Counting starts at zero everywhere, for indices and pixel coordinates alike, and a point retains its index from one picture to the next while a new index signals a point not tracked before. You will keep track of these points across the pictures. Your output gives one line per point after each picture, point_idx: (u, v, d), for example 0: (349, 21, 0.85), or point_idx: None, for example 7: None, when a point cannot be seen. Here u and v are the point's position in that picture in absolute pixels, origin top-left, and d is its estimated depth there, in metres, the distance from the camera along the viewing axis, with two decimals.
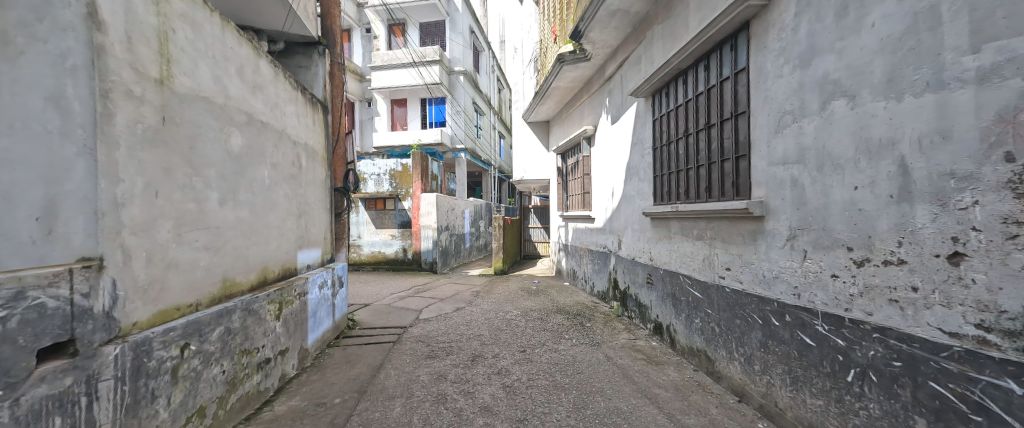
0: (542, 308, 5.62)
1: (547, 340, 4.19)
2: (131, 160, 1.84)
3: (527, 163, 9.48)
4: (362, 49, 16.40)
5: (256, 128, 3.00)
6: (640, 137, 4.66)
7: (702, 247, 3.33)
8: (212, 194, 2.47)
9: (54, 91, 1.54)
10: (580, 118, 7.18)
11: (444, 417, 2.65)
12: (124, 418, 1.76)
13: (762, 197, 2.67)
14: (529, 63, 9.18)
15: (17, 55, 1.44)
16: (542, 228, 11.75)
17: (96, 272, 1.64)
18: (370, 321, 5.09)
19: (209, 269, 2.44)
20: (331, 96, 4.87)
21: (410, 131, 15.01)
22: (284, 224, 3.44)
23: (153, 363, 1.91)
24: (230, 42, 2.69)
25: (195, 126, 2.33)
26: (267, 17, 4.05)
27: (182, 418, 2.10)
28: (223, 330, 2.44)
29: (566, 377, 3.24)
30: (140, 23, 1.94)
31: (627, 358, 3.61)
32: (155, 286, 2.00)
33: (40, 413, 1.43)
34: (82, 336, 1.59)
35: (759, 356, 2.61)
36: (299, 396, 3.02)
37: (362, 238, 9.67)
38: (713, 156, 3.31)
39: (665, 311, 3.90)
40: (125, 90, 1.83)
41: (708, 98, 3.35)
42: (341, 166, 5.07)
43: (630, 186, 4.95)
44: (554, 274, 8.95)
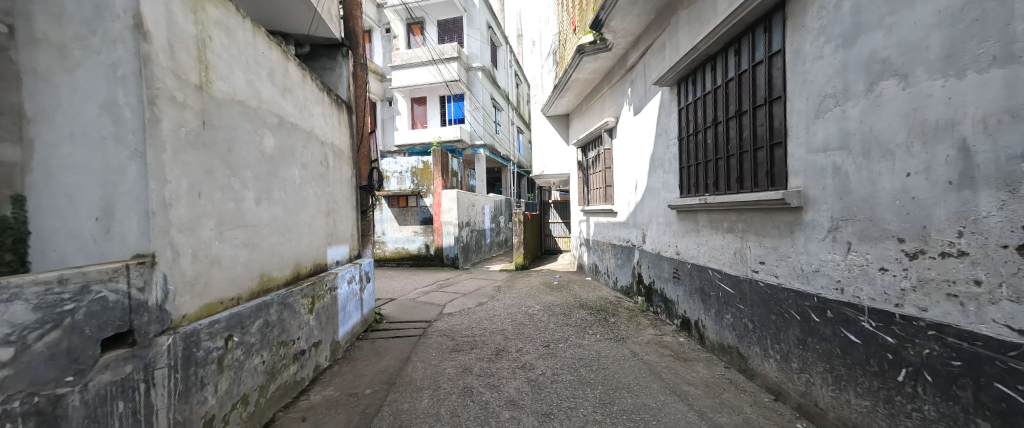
0: (564, 304, 5.58)
1: (571, 335, 4.17)
2: (176, 162, 1.95)
3: (547, 157, 9.42)
4: (382, 49, 16.75)
5: (287, 129, 3.12)
6: (665, 127, 4.52)
7: (733, 240, 3.22)
8: (248, 193, 2.58)
9: (107, 99, 1.74)
10: (601, 110, 7.07)
11: (471, 409, 2.70)
12: (178, 403, 1.89)
13: (800, 187, 2.54)
14: (547, 56, 9.15)
15: (74, 67, 1.71)
16: (562, 223, 11.73)
17: (149, 267, 1.76)
18: (396, 315, 5.21)
19: (249, 264, 2.57)
20: (355, 96, 5.01)
21: (431, 129, 15.40)
22: (315, 221, 3.58)
23: (201, 353, 2.03)
24: (261, 47, 2.80)
25: (232, 129, 2.44)
26: (294, 22, 4.18)
27: (228, 404, 2.23)
28: (262, 322, 2.57)
29: (591, 372, 3.22)
30: (181, 33, 2.04)
31: (654, 354, 3.54)
32: (201, 282, 2.12)
33: (105, 397, 1.54)
34: (140, 327, 1.71)
35: (797, 354, 2.51)
36: (331, 386, 3.14)
37: (386, 235, 9.92)
38: (744, 144, 3.19)
39: (693, 306, 3.81)
40: (169, 97, 1.93)
41: (739, 85, 3.22)
42: (366, 165, 5.22)
43: (654, 177, 4.83)
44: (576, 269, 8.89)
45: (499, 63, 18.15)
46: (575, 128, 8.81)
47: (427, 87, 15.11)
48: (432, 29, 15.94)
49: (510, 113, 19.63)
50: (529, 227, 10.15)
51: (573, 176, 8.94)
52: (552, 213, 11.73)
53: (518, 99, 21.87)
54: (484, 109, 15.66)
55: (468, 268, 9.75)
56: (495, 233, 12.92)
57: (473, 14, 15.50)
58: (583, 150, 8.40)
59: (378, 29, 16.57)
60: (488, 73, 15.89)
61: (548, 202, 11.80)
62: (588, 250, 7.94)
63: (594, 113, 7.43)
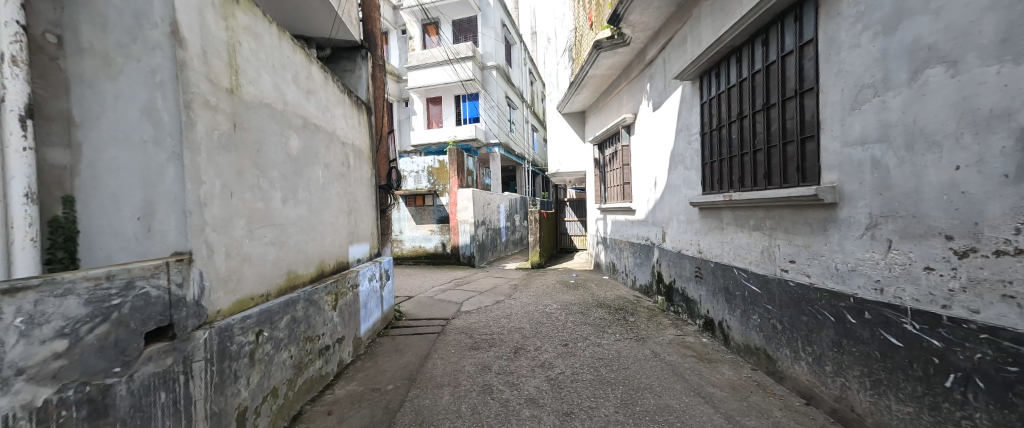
0: (582, 303, 5.53)
1: (589, 334, 4.13)
2: (210, 164, 2.03)
3: (563, 154, 9.35)
4: (399, 50, 17.00)
5: (311, 130, 3.21)
6: (687, 122, 4.41)
7: (760, 238, 3.12)
8: (276, 193, 2.67)
9: (147, 104, 1.85)
10: (618, 106, 6.95)
11: (491, 407, 2.71)
12: (214, 394, 1.97)
13: (834, 182, 2.42)
14: (563, 53, 9.06)
15: (117, 73, 1.85)
16: (578, 221, 11.64)
17: (186, 265, 1.84)
18: (415, 312, 5.29)
19: (277, 262, 2.65)
20: (374, 97, 5.10)
21: (446, 128, 15.52)
22: (337, 220, 3.66)
23: (234, 347, 2.11)
24: (286, 51, 2.88)
25: (260, 131, 2.52)
26: (316, 25, 4.28)
27: (260, 397, 2.31)
28: (290, 318, 2.65)
29: (612, 372, 3.18)
30: (213, 39, 2.12)
31: (676, 355, 3.47)
32: (233, 278, 2.20)
33: (149, 388, 1.63)
34: (179, 321, 1.79)
35: (831, 356, 2.41)
36: (355, 381, 3.22)
37: (403, 233, 10.06)
38: (772, 139, 3.07)
39: (717, 306, 3.71)
40: (203, 101, 2.00)
41: (766, 77, 3.11)
42: (384, 164, 5.32)
43: (675, 174, 4.72)
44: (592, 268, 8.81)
45: (514, 61, 18.10)
46: (591, 125, 8.71)
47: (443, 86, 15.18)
48: (447, 29, 16.04)
49: (525, 112, 19.60)
50: (546, 225, 10.35)
51: (590, 174, 8.85)
52: (568, 212, 11.66)
53: (533, 97, 21.76)
54: (499, 107, 15.68)
55: (484, 266, 9.85)
56: (510, 232, 12.94)
57: (488, 13, 15.52)
58: (599, 147, 8.28)
59: (395, 30, 16.83)
60: (503, 71, 15.88)
61: (564, 200, 11.73)
62: (606, 249, 7.85)
63: (611, 110, 7.33)
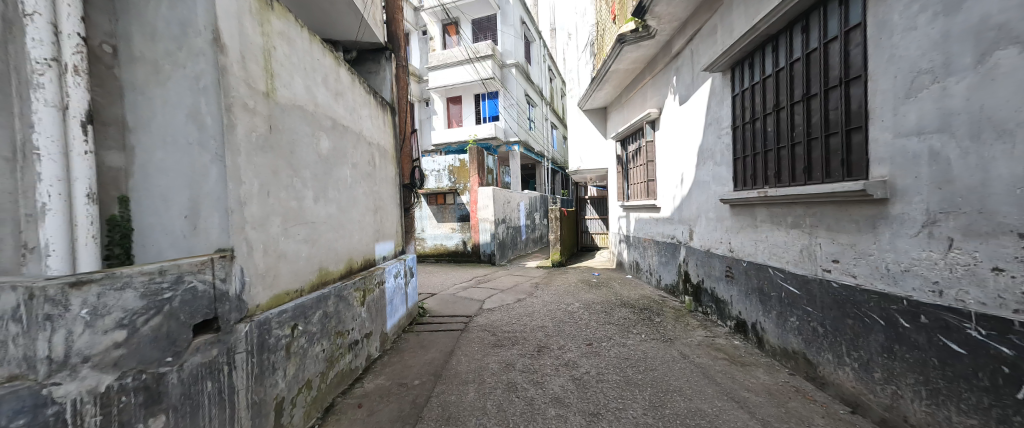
0: (605, 302, 5.45)
1: (614, 334, 4.06)
2: (249, 164, 2.11)
3: (584, 152, 9.22)
4: (420, 51, 17.24)
5: (339, 131, 3.29)
6: (717, 115, 4.24)
7: (799, 236, 2.97)
8: (308, 192, 2.75)
9: (192, 108, 1.94)
10: (642, 101, 6.78)
11: (516, 405, 2.71)
12: (255, 385, 2.06)
13: (884, 176, 2.27)
14: (584, 48, 8.92)
15: (165, 80, 1.96)
16: (599, 219, 11.47)
17: (228, 261, 1.93)
18: (438, 309, 5.36)
19: (310, 259, 2.74)
20: (397, 98, 5.20)
21: (464, 127, 15.65)
22: (364, 218, 3.76)
23: (272, 340, 2.20)
24: (317, 54, 2.97)
25: (294, 133, 2.61)
26: (342, 29, 4.39)
27: (296, 388, 2.41)
28: (322, 313, 2.74)
29: (639, 373, 3.11)
30: (250, 44, 2.20)
31: (706, 357, 3.36)
32: (271, 274, 2.29)
33: (197, 377, 1.72)
34: (222, 315, 1.88)
35: (880, 363, 2.27)
36: (383, 375, 3.30)
37: (425, 232, 10.20)
38: (813, 131, 2.91)
39: (750, 307, 3.57)
40: (242, 105, 2.09)
41: (807, 66, 2.94)
42: (408, 164, 5.42)
43: (704, 170, 4.56)
44: (614, 267, 8.67)
45: (533, 58, 18.01)
46: (613, 121, 8.54)
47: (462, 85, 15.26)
48: (467, 29, 16.12)
49: (545, 109, 19.51)
50: (569, 225, 10.53)
51: (612, 171, 8.70)
52: (589, 210, 11.52)
53: (552, 93, 21.60)
54: (519, 105, 15.65)
55: (504, 264, 9.90)
56: (530, 230, 12.91)
57: (507, 11, 15.51)
58: (622, 143, 8.11)
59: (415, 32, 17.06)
60: (522, 69, 15.84)
61: (585, 198, 11.60)
62: (628, 247, 7.70)
63: (635, 105, 7.17)
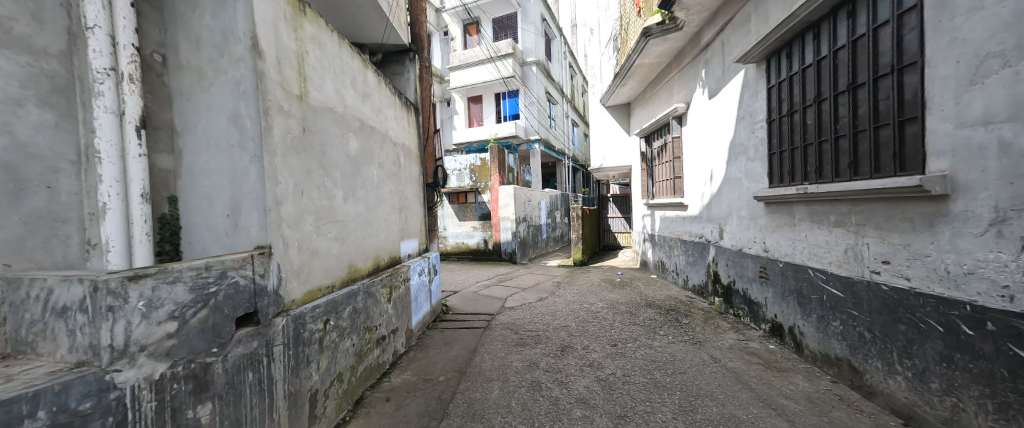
0: (629, 302, 5.35)
1: (640, 335, 3.98)
2: (284, 165, 2.19)
3: (606, 149, 9.08)
4: (441, 52, 17.44)
5: (367, 131, 3.37)
6: (751, 109, 4.06)
7: (843, 236, 2.81)
8: (338, 191, 2.83)
9: (233, 112, 2.04)
10: (669, 96, 6.59)
11: (541, 404, 2.71)
12: (291, 376, 2.15)
13: (945, 170, 2.14)
14: (607, 44, 8.77)
15: (208, 85, 2.07)
16: (621, 218, 11.25)
17: (267, 258, 2.01)
18: (460, 307, 5.42)
19: (340, 256, 2.82)
20: (421, 98, 5.27)
21: (485, 127, 15.72)
22: (390, 217, 3.84)
23: (307, 334, 2.29)
24: (345, 57, 3.05)
25: (325, 134, 2.69)
26: (369, 32, 4.50)
27: (328, 380, 2.49)
28: (352, 308, 2.82)
29: (667, 376, 3.04)
30: (285, 49, 2.29)
31: (740, 361, 3.23)
32: (305, 270, 2.37)
33: (239, 368, 1.81)
34: (262, 309, 1.97)
35: (938, 372, 2.14)
36: (409, 370, 3.36)
37: (447, 230, 10.32)
38: (860, 123, 2.74)
39: (787, 310, 3.41)
40: (278, 107, 2.17)
41: (853, 53, 2.77)
42: (430, 164, 5.49)
43: (735, 167, 4.39)
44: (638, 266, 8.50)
45: (554, 55, 17.88)
46: (637, 117, 8.36)
47: (483, 85, 15.31)
48: (488, 28, 16.17)
49: (566, 106, 19.32)
50: (592, 224, 10.50)
51: (635, 168, 8.52)
52: (612, 208, 11.34)
53: (573, 90, 21.33)
54: (540, 103, 15.58)
55: (526, 263, 9.91)
56: (551, 228, 12.83)
57: (528, 8, 15.47)
58: (646, 140, 7.91)
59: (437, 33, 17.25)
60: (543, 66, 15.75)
61: (607, 196, 11.42)
62: (653, 246, 7.53)
63: (660, 100, 6.98)
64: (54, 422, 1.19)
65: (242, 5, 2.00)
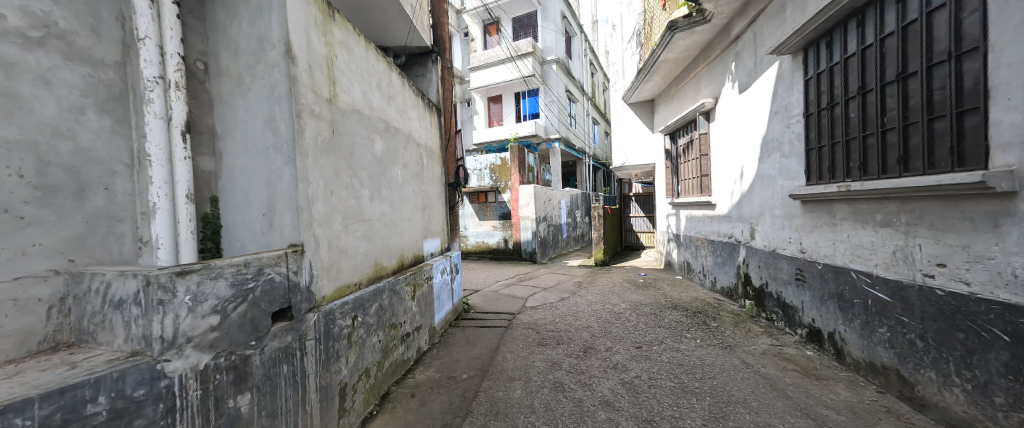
0: (654, 303, 5.24)
1: (666, 338, 3.89)
2: (316, 166, 2.27)
3: (629, 147, 8.93)
4: (462, 53, 17.60)
5: (392, 133, 3.45)
6: (786, 103, 3.89)
7: (890, 236, 2.67)
8: (365, 191, 2.91)
9: (268, 115, 2.13)
10: (695, 92, 6.40)
11: (564, 405, 2.70)
12: (323, 370, 2.24)
13: (1011, 165, 2.02)
14: (630, 39, 8.62)
15: (246, 91, 2.17)
16: (645, 217, 11.02)
17: (299, 255, 2.09)
18: (482, 306, 5.46)
19: (367, 254, 2.90)
20: (443, 99, 5.34)
21: (505, 126, 15.75)
22: (414, 216, 3.91)
23: (337, 330, 2.37)
24: (372, 60, 3.13)
25: (352, 136, 2.77)
26: (393, 35, 4.60)
27: (357, 374, 2.57)
28: (378, 306, 2.89)
29: (696, 381, 2.96)
30: (316, 54, 2.37)
31: (774, 367, 3.11)
32: (334, 267, 2.45)
33: (275, 361, 1.90)
34: (296, 304, 2.05)
35: (1003, 386, 2.03)
36: (433, 367, 3.42)
37: (468, 229, 10.40)
38: (910, 115, 2.59)
39: (826, 315, 3.26)
40: (310, 111, 2.25)
41: (902, 40, 2.61)
42: (452, 163, 5.56)
43: (768, 164, 4.22)
44: (662, 267, 8.32)
45: (575, 53, 17.72)
46: (661, 114, 8.16)
47: (504, 84, 15.33)
48: (508, 27, 16.17)
49: (587, 104, 19.11)
50: (608, 223, 9.72)
51: (659, 166, 8.34)
52: (634, 207, 11.14)
53: (594, 87, 21.07)
54: (560, 101, 15.49)
55: (546, 262, 9.87)
56: (572, 228, 12.73)
57: (548, 7, 15.40)
58: (671, 137, 7.72)
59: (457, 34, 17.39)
60: (564, 65, 15.65)
61: (629, 195, 11.23)
62: (679, 247, 7.34)
63: (686, 96, 6.80)
64: (113, 407, 1.28)
65: (276, 14, 2.09)
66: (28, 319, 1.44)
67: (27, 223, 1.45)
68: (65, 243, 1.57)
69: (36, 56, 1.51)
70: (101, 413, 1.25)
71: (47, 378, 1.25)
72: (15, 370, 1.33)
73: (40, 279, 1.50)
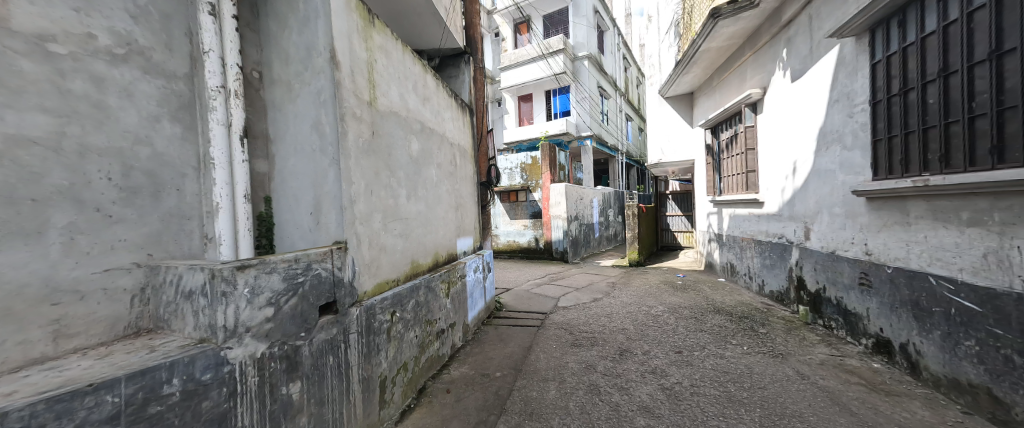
0: (694, 307, 5.03)
1: (709, 343, 3.72)
2: (357, 167, 2.36)
3: (666, 142, 8.62)
4: (493, 53, 17.72)
5: (427, 133, 3.53)
6: (846, 90, 3.61)
7: (981, 237, 2.43)
8: (402, 191, 2.99)
9: (315, 119, 2.25)
10: (739, 83, 6.09)
11: (600, 409, 2.65)
12: (365, 362, 2.33)
13: None
14: (667, 31, 8.32)
15: (294, 97, 2.30)
16: (682, 216, 10.63)
17: (342, 252, 2.18)
18: (514, 304, 5.47)
19: (404, 252, 2.99)
20: (475, 99, 5.40)
21: (537, 124, 15.69)
22: (448, 215, 3.98)
23: (377, 324, 2.45)
24: (408, 64, 3.21)
25: (391, 137, 2.86)
26: (427, 38, 4.70)
27: (396, 367, 2.66)
28: (415, 302, 2.97)
29: (744, 391, 2.82)
30: (358, 59, 2.46)
31: (833, 380, 2.90)
32: (375, 264, 2.54)
33: (322, 352, 2.00)
34: (340, 299, 2.14)
35: None
36: (467, 364, 3.47)
37: (499, 228, 10.48)
38: (1006, 98, 2.34)
39: (896, 323, 3.00)
40: (352, 115, 2.34)
41: (994, 15, 2.37)
42: (484, 162, 5.61)
43: (826, 158, 3.93)
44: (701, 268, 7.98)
45: (607, 47, 17.35)
46: (700, 107, 7.81)
47: (535, 83, 15.28)
48: (539, 24, 16.08)
49: (620, 100, 18.65)
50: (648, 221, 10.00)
51: (699, 163, 7.99)
52: (671, 206, 10.76)
53: (628, 83, 20.52)
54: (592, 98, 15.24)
55: (578, 262, 9.74)
56: (604, 227, 12.49)
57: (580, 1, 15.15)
58: (713, 131, 7.34)
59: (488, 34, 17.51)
60: (596, 60, 15.37)
61: (665, 193, 10.87)
62: (721, 247, 7.01)
63: (728, 88, 6.48)
64: (185, 389, 1.40)
65: (322, 23, 2.19)
66: (116, 306, 1.61)
67: (115, 220, 1.63)
68: (146, 239, 1.74)
69: (121, 71, 1.69)
70: (175, 393, 1.38)
71: (132, 359, 1.38)
72: (106, 351, 1.48)
73: (125, 270, 1.66)
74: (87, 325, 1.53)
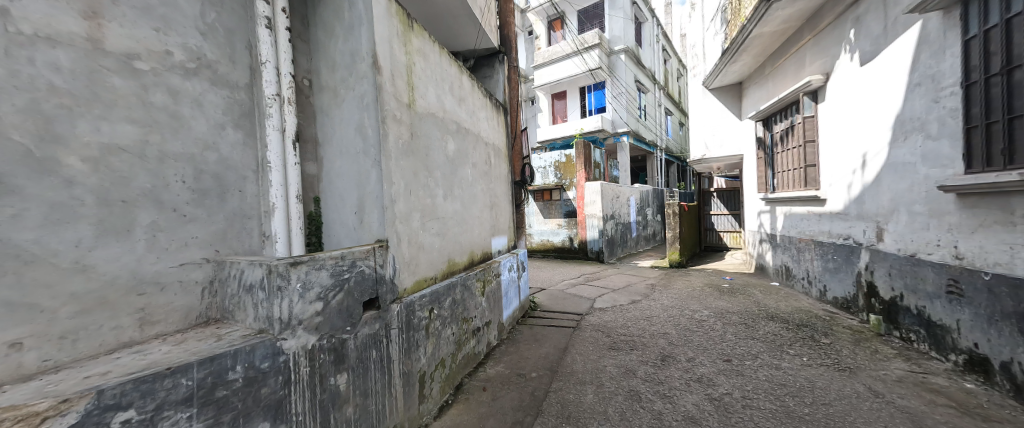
0: (744, 312, 4.70)
1: (762, 352, 3.44)
2: (397, 168, 2.39)
3: (710, 137, 8.13)
4: (527, 51, 17.63)
5: (462, 133, 3.52)
6: (930, 72, 3.19)
7: None
8: (438, 191, 3.00)
9: (358, 122, 2.29)
10: (796, 70, 5.62)
11: (642, 416, 2.51)
12: (405, 358, 2.35)
13: None
14: (712, 19, 7.85)
15: (339, 101, 2.36)
16: (728, 215, 10.03)
17: (383, 250, 2.19)
18: (549, 304, 5.38)
19: (441, 250, 3.00)
20: (510, 97, 5.35)
21: (572, 122, 15.43)
22: (482, 214, 3.96)
23: (416, 321, 2.47)
24: (444, 65, 3.21)
25: (428, 138, 2.87)
26: (462, 38, 4.71)
27: (434, 363, 2.67)
28: (452, 300, 2.97)
29: (804, 406, 2.57)
30: (397, 63, 2.49)
31: (915, 400, 2.57)
32: (413, 262, 2.56)
33: (366, 346, 2.03)
34: (382, 296, 2.17)
35: None
36: (502, 363, 3.44)
37: (533, 227, 10.42)
38: None
39: (1000, 339, 2.61)
40: (392, 117, 2.37)
41: None
42: (518, 162, 5.55)
43: (904, 149, 3.51)
44: (751, 270, 7.47)
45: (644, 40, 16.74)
46: (751, 97, 7.29)
47: (570, 80, 15.02)
48: (573, 20, 15.79)
49: (659, 94, 17.94)
50: (688, 221, 9.25)
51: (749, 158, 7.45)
52: (716, 204, 10.19)
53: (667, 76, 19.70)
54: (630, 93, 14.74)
55: (615, 262, 9.46)
56: (642, 226, 12.05)
57: None
58: (765, 123, 6.79)
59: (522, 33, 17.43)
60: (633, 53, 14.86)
61: (710, 191, 10.30)
62: (774, 248, 6.52)
63: (784, 76, 6.00)
64: (246, 376, 1.46)
65: (365, 29, 2.22)
66: (189, 297, 1.73)
67: (188, 219, 1.74)
68: (214, 236, 1.84)
69: (193, 83, 1.80)
70: (238, 380, 1.43)
71: (203, 346, 1.45)
72: (181, 338, 1.58)
73: (197, 264, 1.77)
74: (167, 313, 1.65)
